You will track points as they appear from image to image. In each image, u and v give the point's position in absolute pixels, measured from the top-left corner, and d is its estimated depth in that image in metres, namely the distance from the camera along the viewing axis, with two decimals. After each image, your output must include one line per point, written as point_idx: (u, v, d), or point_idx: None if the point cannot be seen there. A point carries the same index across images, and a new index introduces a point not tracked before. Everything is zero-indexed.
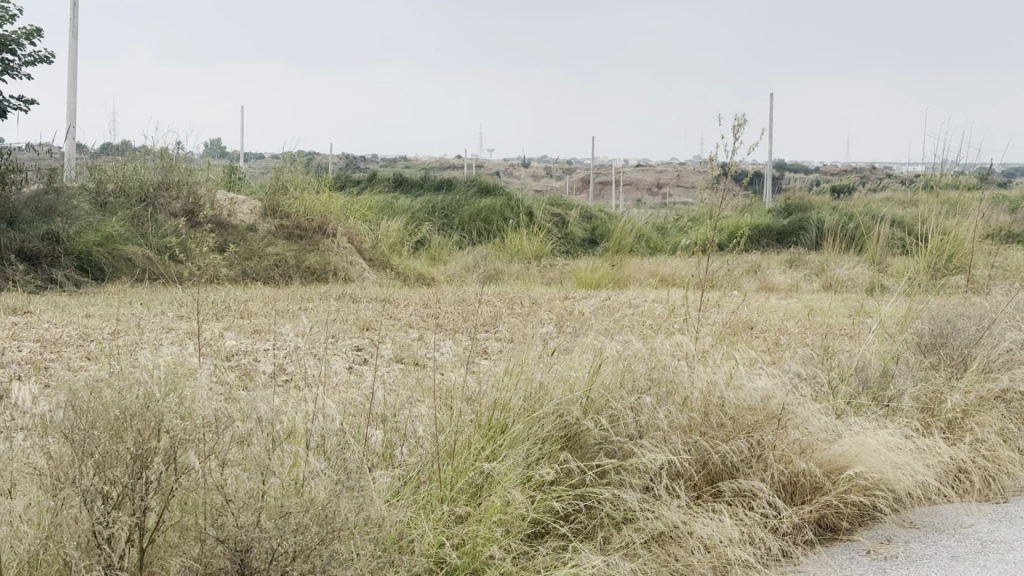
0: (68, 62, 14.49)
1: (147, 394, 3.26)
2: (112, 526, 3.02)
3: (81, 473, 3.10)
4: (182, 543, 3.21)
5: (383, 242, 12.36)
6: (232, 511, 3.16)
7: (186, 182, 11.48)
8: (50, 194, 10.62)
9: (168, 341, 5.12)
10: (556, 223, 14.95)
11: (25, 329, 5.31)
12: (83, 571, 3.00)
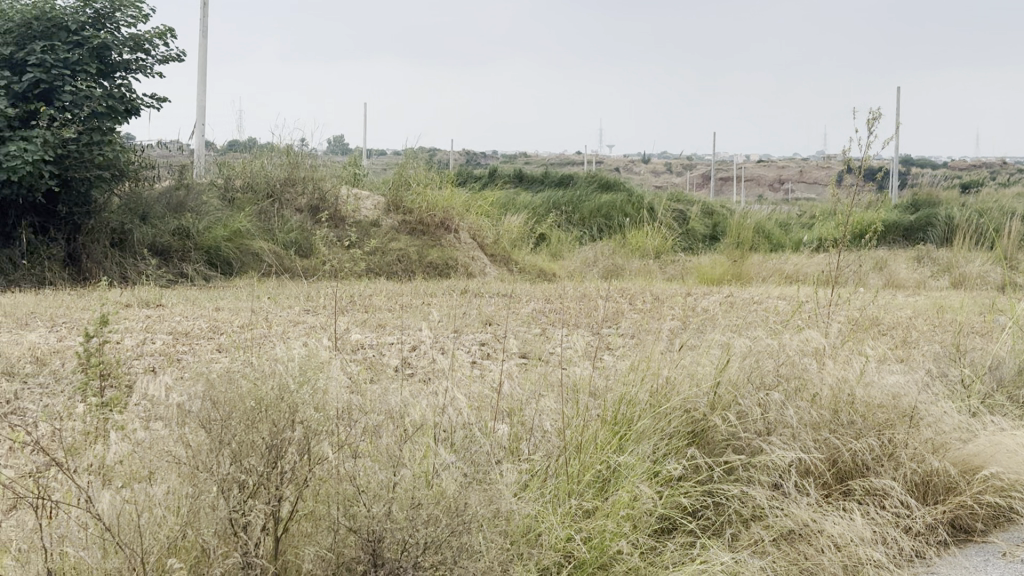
0: (197, 60, 14.84)
1: (283, 385, 3.34)
2: (249, 514, 3.09)
3: (219, 461, 3.17)
4: (315, 533, 3.28)
5: (505, 238, 12.44)
6: (365, 501, 3.19)
7: (311, 178, 11.68)
8: (180, 189, 10.92)
9: (296, 334, 5.20)
10: (677, 219, 14.93)
11: (158, 321, 5.44)
12: (220, 557, 3.06)
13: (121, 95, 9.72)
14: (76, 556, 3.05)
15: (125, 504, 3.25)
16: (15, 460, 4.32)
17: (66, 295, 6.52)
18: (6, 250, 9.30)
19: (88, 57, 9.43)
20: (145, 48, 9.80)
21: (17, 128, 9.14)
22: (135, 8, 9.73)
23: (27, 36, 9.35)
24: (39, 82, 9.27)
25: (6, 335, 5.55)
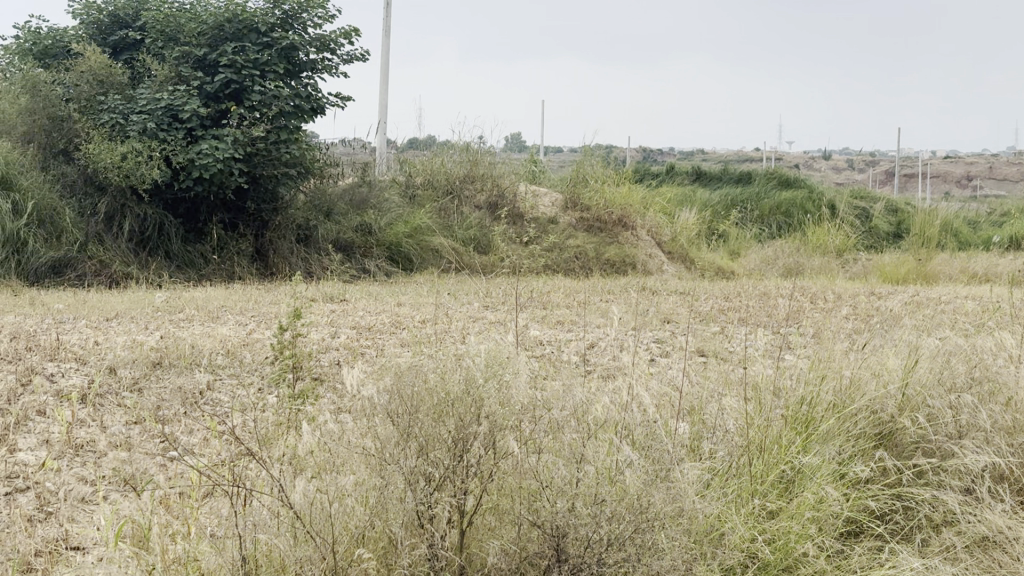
0: (380, 59, 15.18)
1: (469, 378, 3.37)
2: (435, 506, 3.16)
3: (405, 453, 3.22)
4: (500, 526, 3.29)
5: (683, 235, 12.37)
6: (549, 495, 3.16)
7: (490, 175, 11.82)
8: (364, 185, 11.21)
9: (475, 330, 5.25)
10: (859, 217, 14.64)
11: (342, 316, 5.56)
12: (408, 548, 3.11)
13: (307, 95, 9.92)
14: (269, 544, 3.14)
15: (313, 494, 3.34)
16: (209, 449, 4.47)
17: (255, 290, 6.72)
18: (198, 245, 9.72)
19: (276, 57, 9.63)
20: (331, 48, 9.96)
21: (208, 128, 9.45)
22: (321, 8, 9.92)
23: (219, 37, 9.65)
24: (231, 82, 9.53)
25: (199, 327, 5.75)
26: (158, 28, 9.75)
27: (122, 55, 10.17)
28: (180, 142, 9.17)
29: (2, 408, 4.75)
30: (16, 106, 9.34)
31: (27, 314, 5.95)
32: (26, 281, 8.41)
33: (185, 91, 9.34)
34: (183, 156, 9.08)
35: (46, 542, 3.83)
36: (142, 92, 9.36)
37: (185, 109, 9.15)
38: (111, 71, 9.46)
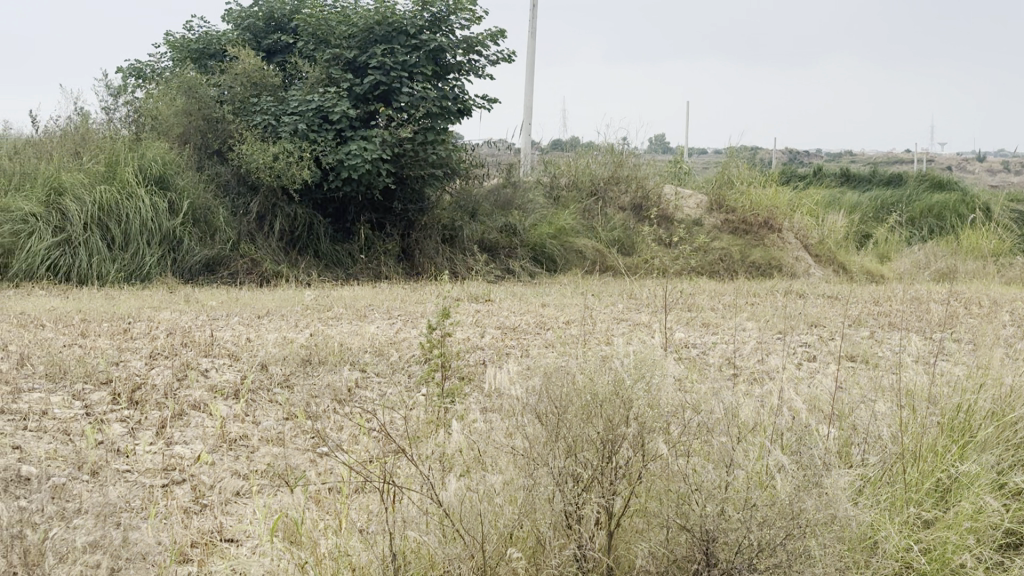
0: (526, 61, 15.30)
1: (618, 380, 3.38)
2: (582, 507, 3.15)
3: (553, 453, 3.24)
4: (647, 529, 3.22)
5: (831, 238, 12.18)
6: (698, 498, 3.00)
7: (635, 177, 11.85)
8: (508, 187, 11.30)
9: (620, 332, 5.24)
10: (1016, 219, 14.21)
11: (488, 316, 5.59)
12: (557, 549, 3.10)
13: (454, 95, 9.95)
14: (418, 541, 3.17)
15: (464, 491, 3.35)
16: (359, 445, 4.53)
17: (402, 288, 6.81)
18: (346, 244, 9.95)
19: (424, 59, 9.68)
20: (478, 49, 9.97)
21: (358, 129, 9.58)
22: (468, 10, 9.94)
23: (369, 40, 9.78)
24: (380, 84, 9.64)
25: (347, 325, 5.84)
26: (310, 31, 9.96)
27: (275, 58, 10.39)
28: (330, 143, 9.34)
29: (160, 402, 4.88)
30: (173, 108, 9.64)
31: (182, 310, 6.11)
32: (180, 278, 8.65)
33: (335, 93, 9.48)
34: (333, 157, 9.26)
35: (201, 534, 3.92)
36: (293, 95, 9.53)
37: (335, 111, 9.28)
38: (264, 73, 9.67)
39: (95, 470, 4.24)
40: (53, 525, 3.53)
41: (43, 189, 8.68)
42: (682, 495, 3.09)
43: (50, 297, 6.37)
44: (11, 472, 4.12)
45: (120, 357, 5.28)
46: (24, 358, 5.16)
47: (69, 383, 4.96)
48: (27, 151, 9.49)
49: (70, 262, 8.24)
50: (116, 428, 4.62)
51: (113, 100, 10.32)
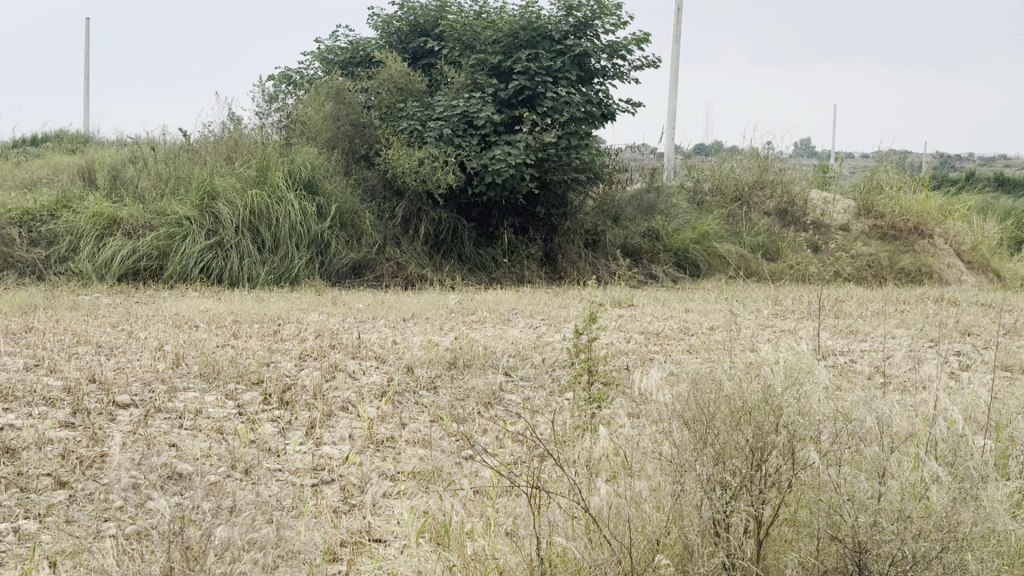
0: (670, 66, 15.29)
1: (768, 387, 3.33)
2: (732, 515, 3.09)
3: (701, 461, 3.20)
4: (798, 540, 3.14)
5: (983, 243, 11.91)
6: (852, 507, 2.87)
7: (781, 182, 11.79)
8: (651, 193, 11.27)
9: (766, 338, 5.18)
10: None
11: (631, 321, 5.58)
12: (706, 557, 3.05)
13: (598, 101, 9.94)
14: (564, 546, 3.17)
15: (613, 499, 3.34)
16: (505, 449, 4.56)
17: (545, 292, 6.83)
18: (490, 248, 10.04)
19: (569, 64, 9.68)
20: (623, 54, 9.94)
21: (502, 134, 9.66)
22: (614, 14, 9.92)
23: (514, 45, 9.80)
24: (524, 89, 9.67)
25: (491, 329, 5.89)
26: (455, 36, 10.06)
27: (421, 64, 10.51)
28: (474, 147, 9.43)
29: (309, 403, 4.97)
30: (322, 113, 9.80)
31: (330, 312, 6.22)
32: (328, 281, 8.77)
33: (480, 98, 9.54)
34: (477, 162, 9.33)
35: (350, 533, 3.97)
36: (438, 100, 9.63)
37: (479, 116, 9.36)
38: (411, 79, 9.78)
39: (247, 468, 4.33)
40: (209, 522, 3.59)
41: (197, 193, 8.93)
42: (834, 504, 2.97)
43: (203, 298, 6.53)
44: (168, 469, 4.23)
45: (271, 358, 5.39)
46: (179, 358, 5.29)
47: (223, 383, 5.08)
48: (182, 156, 9.73)
49: (222, 264, 8.39)
50: (267, 428, 4.71)
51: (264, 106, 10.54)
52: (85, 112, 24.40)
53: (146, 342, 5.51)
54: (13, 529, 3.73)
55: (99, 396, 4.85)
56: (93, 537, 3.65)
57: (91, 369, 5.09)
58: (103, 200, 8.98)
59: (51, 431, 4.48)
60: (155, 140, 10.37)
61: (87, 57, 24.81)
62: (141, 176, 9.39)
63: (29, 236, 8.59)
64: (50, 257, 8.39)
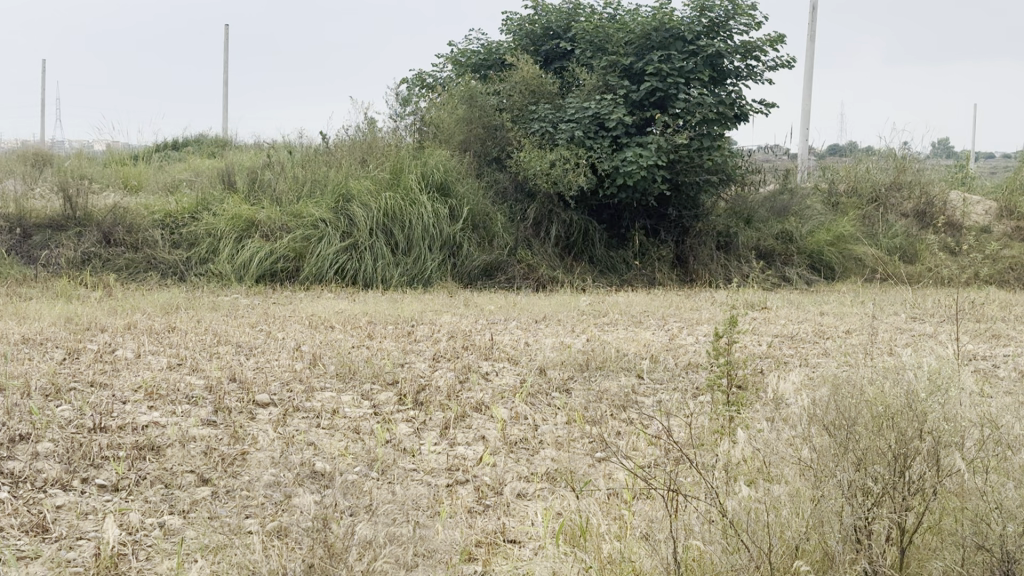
0: (804, 67, 15.17)
1: (911, 393, 3.29)
2: (874, 521, 3.00)
3: (843, 467, 3.16)
4: (942, 548, 2.98)
5: None
6: (998, 518, 2.81)
7: (918, 183, 11.61)
8: (784, 194, 11.19)
9: (905, 342, 5.09)
10: None
11: (764, 324, 5.54)
12: (846, 565, 2.92)
13: (731, 101, 9.84)
14: (699, 552, 3.08)
15: (750, 502, 3.31)
16: (639, 451, 4.54)
17: (677, 295, 6.81)
18: (621, 251, 10.07)
19: (701, 65, 9.60)
20: (757, 55, 9.84)
21: (633, 136, 9.66)
22: (748, 15, 9.83)
23: (646, 46, 9.77)
24: (656, 90, 9.63)
25: (624, 331, 5.88)
26: (587, 39, 10.07)
27: (553, 66, 10.54)
28: (606, 149, 9.44)
29: (443, 403, 5.01)
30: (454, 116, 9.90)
31: (463, 313, 6.27)
32: (460, 282, 8.85)
33: (612, 100, 9.53)
34: (608, 164, 9.33)
35: (485, 534, 3.96)
36: (570, 102, 9.65)
37: (611, 118, 9.35)
38: (543, 81, 9.81)
39: (383, 468, 4.37)
40: (345, 521, 3.62)
41: (332, 195, 9.08)
42: (981, 512, 2.90)
43: (339, 299, 6.63)
44: (305, 467, 4.29)
45: (405, 359, 5.45)
46: (316, 358, 5.38)
47: (358, 383, 5.15)
48: (317, 159, 9.89)
49: (357, 266, 8.50)
50: (402, 428, 4.76)
51: (398, 108, 10.66)
52: (224, 116, 24.95)
53: (284, 342, 5.61)
54: (160, 524, 3.80)
55: (240, 395, 4.94)
56: (236, 532, 3.71)
57: (232, 369, 5.19)
58: (241, 202, 9.17)
59: (194, 429, 4.58)
60: (290, 143, 10.56)
61: (225, 63, 25.36)
62: (279, 179, 9.58)
63: (171, 238, 8.81)
64: (191, 258, 8.58)
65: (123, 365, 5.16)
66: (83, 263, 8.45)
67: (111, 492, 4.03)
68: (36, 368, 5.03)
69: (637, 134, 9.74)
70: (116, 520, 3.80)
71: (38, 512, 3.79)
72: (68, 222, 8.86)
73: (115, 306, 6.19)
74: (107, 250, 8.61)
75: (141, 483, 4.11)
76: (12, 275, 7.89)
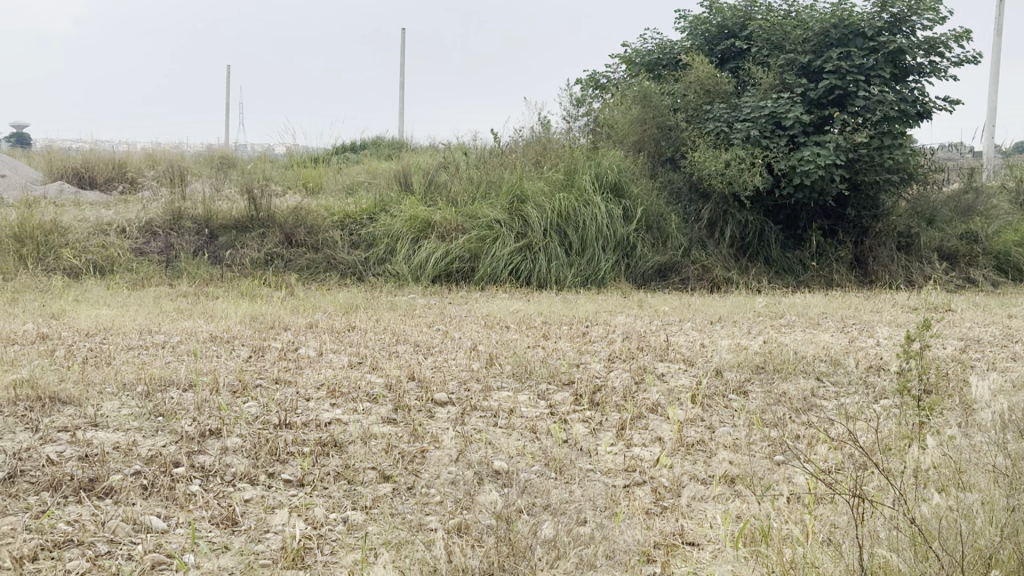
0: (990, 63, 14.75)
1: None
2: None
3: None
4: None
5: None
6: None
7: None
8: (969, 193, 10.90)
9: None
10: None
11: (950, 326, 5.41)
12: None
13: (914, 98, 9.61)
14: (887, 558, 2.97)
15: (941, 512, 3.20)
16: (820, 454, 4.44)
17: (856, 297, 6.68)
18: (798, 251, 9.95)
19: (882, 61, 9.40)
20: (941, 50, 9.58)
21: (811, 134, 9.52)
22: (932, 10, 9.58)
23: (824, 43, 9.65)
24: (835, 88, 9.48)
25: (801, 333, 5.79)
26: (764, 36, 9.96)
27: (728, 64, 10.45)
28: (782, 149, 9.32)
29: (619, 404, 5.00)
30: (629, 117, 9.87)
31: (637, 314, 6.25)
32: (633, 283, 8.82)
33: (788, 98, 9.40)
34: (785, 163, 9.19)
35: (664, 536, 3.86)
36: (746, 101, 9.56)
37: (788, 117, 9.21)
38: (717, 80, 9.73)
39: (561, 467, 4.37)
40: (524, 522, 3.61)
41: (507, 196, 9.15)
42: None
43: (514, 299, 6.69)
44: (484, 466, 4.31)
45: (580, 359, 5.46)
46: (493, 358, 5.43)
47: (535, 383, 5.18)
48: (490, 160, 9.99)
49: (531, 266, 8.55)
50: (579, 428, 4.76)
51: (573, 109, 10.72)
52: (399, 121, 25.39)
53: (461, 341, 5.67)
54: (343, 519, 3.85)
55: (419, 393, 5.01)
56: (417, 529, 3.73)
57: (410, 367, 5.27)
58: (417, 203, 9.31)
59: (375, 426, 4.65)
60: (465, 145, 10.70)
61: (399, 69, 25.77)
62: (454, 180, 9.69)
63: (349, 239, 8.99)
64: (369, 259, 8.74)
65: (306, 363, 5.28)
66: (266, 263, 8.67)
67: (297, 488, 4.11)
68: (225, 365, 5.18)
69: (814, 134, 9.58)
70: (301, 515, 3.86)
71: (228, 505, 3.87)
72: (251, 223, 9.12)
73: (297, 306, 6.34)
74: (288, 250, 8.82)
75: (325, 479, 4.18)
76: (199, 275, 8.15)
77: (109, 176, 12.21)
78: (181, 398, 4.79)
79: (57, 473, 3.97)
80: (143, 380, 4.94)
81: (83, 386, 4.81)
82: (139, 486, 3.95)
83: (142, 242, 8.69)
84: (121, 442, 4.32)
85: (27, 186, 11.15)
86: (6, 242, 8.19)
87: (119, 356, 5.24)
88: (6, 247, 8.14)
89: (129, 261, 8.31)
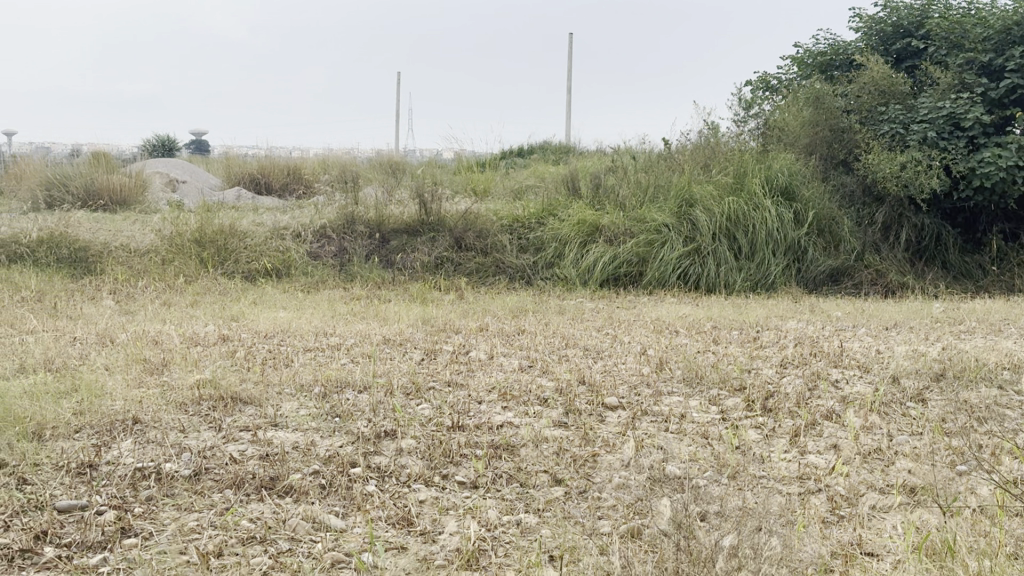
0: None
1: None
2: None
3: None
4: None
5: None
6: None
7: None
8: None
9: None
10: None
11: None
12: None
13: None
14: None
15: None
16: (1007, 464, 4.29)
17: None
18: (976, 255, 9.70)
19: None
20: None
21: (991, 135, 9.25)
22: None
23: (1006, 42, 9.51)
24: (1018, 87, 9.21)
25: (982, 339, 5.63)
26: (942, 35, 9.74)
27: (904, 64, 10.24)
28: (961, 150, 9.06)
29: (793, 411, 4.91)
30: (801, 119, 9.79)
31: (808, 319, 6.15)
32: (805, 287, 8.69)
33: (968, 99, 9.17)
34: (964, 165, 8.96)
35: (841, 545, 3.75)
36: (923, 102, 9.37)
37: (967, 117, 8.99)
38: (893, 81, 9.56)
39: (734, 474, 4.31)
40: (699, 528, 3.56)
41: (675, 200, 9.11)
42: None
43: (684, 304, 6.65)
44: (656, 470, 4.27)
45: (753, 364, 5.39)
46: (664, 362, 5.40)
47: (705, 389, 5.13)
48: (658, 164, 9.97)
49: (700, 271, 8.49)
50: (752, 434, 4.69)
51: (743, 113, 10.65)
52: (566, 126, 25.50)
53: (631, 346, 5.66)
54: (516, 522, 3.85)
55: (589, 397, 5.01)
56: (590, 533, 3.71)
57: (581, 371, 5.27)
58: (586, 207, 9.34)
59: (547, 430, 4.66)
60: (633, 149, 10.69)
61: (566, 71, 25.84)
62: (622, 184, 9.68)
63: (517, 243, 9.05)
64: (537, 262, 8.80)
65: (478, 366, 5.33)
66: (436, 266, 8.79)
67: (470, 490, 4.13)
68: (399, 368, 5.26)
69: (995, 134, 9.32)
70: (475, 516, 3.87)
71: (403, 506, 3.91)
72: (420, 227, 9.26)
73: (469, 309, 6.41)
74: (459, 254, 8.93)
75: (498, 481, 4.20)
76: (372, 279, 8.30)
77: (285, 180, 12.55)
78: (356, 399, 4.87)
79: (239, 472, 4.06)
80: (321, 381, 5.04)
81: (263, 387, 4.93)
82: (318, 486, 4.01)
83: (315, 247, 8.89)
84: (301, 442, 4.40)
85: (207, 193, 11.53)
86: (188, 246, 8.48)
87: (298, 357, 5.36)
88: (188, 251, 8.41)
89: (304, 265, 8.53)
